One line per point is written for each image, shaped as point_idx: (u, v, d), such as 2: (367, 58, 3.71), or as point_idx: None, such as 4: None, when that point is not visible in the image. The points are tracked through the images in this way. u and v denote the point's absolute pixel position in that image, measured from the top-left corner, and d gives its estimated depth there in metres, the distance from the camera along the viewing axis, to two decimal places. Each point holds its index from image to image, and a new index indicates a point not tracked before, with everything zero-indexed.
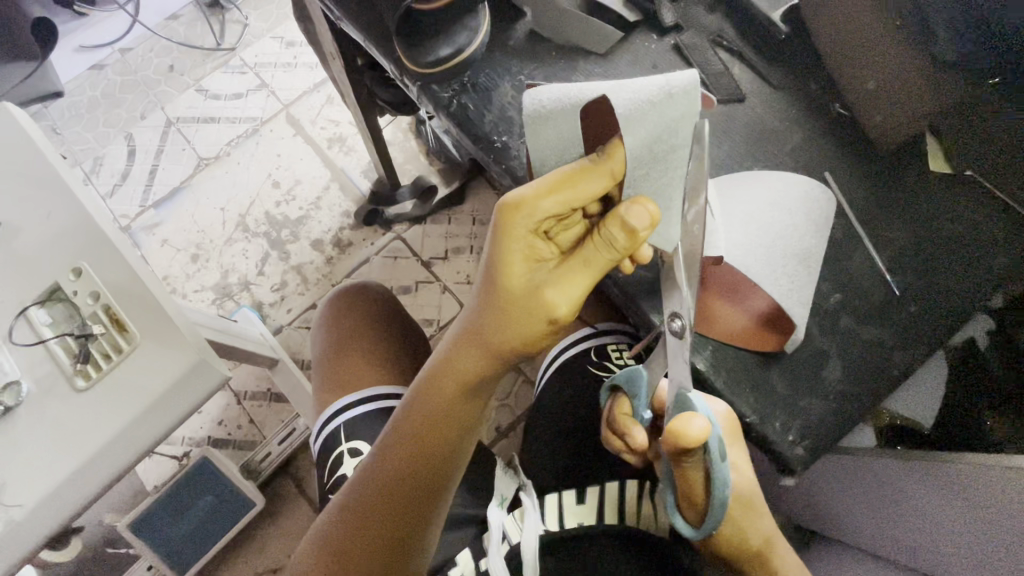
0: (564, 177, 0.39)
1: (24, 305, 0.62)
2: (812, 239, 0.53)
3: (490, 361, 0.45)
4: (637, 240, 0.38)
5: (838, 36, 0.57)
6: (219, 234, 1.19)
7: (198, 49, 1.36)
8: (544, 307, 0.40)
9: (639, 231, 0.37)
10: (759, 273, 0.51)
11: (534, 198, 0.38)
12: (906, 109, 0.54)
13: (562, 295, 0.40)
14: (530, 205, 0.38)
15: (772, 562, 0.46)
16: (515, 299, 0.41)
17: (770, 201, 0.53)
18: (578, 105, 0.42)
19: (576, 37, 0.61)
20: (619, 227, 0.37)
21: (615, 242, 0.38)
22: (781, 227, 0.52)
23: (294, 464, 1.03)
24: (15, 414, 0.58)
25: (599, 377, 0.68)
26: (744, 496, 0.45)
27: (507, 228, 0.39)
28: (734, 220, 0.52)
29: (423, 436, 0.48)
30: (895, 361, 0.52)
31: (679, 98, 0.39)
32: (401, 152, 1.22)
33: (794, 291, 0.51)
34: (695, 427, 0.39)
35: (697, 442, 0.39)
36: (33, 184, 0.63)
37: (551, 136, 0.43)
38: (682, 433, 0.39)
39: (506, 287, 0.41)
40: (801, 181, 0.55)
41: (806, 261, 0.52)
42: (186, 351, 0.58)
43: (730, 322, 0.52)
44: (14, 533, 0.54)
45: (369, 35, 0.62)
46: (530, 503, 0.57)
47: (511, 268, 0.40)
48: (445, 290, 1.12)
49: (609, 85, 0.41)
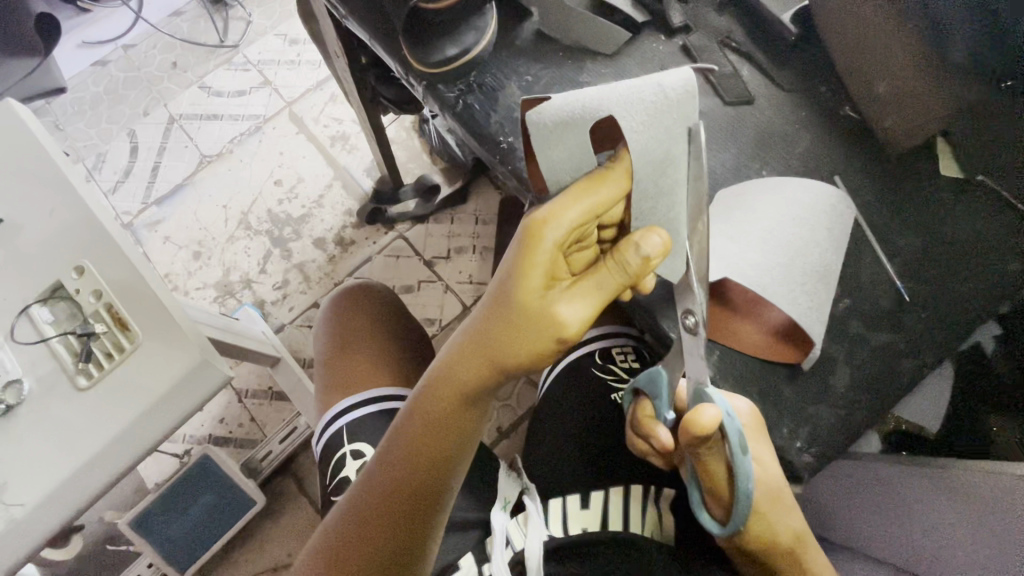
0: (585, 188, 0.38)
1: (26, 303, 0.61)
2: (831, 255, 0.51)
3: (494, 373, 0.44)
4: (650, 267, 0.38)
5: (849, 37, 0.56)
6: (221, 231, 1.19)
7: (201, 45, 1.36)
8: (557, 324, 0.39)
9: (652, 259, 0.37)
10: (773, 290, 0.49)
11: (559, 212, 0.37)
12: (915, 114, 0.53)
13: (574, 312, 0.39)
14: (555, 218, 0.37)
15: (801, 556, 0.45)
16: (528, 314, 0.39)
17: (789, 214, 0.51)
18: (581, 119, 0.40)
19: (583, 38, 0.61)
20: (634, 252, 0.37)
21: (629, 267, 0.38)
22: (802, 243, 0.50)
23: (295, 463, 1.03)
24: (15, 413, 0.58)
25: (605, 380, 0.69)
26: (773, 490, 0.44)
27: (532, 244, 0.38)
28: (752, 234, 0.50)
29: (426, 444, 0.48)
30: (904, 367, 0.52)
31: (677, 103, 0.38)
32: (405, 151, 1.21)
33: (812, 310, 0.49)
34: (706, 417, 0.39)
35: (709, 430, 0.39)
36: (38, 182, 0.62)
37: (557, 159, 0.41)
38: (696, 423, 0.39)
39: (522, 304, 0.39)
40: (830, 194, 0.52)
41: (825, 278, 0.50)
42: (190, 350, 0.57)
43: (744, 335, 0.52)
44: (15, 533, 0.54)
45: (374, 33, 0.62)
46: (534, 508, 0.55)
47: (530, 285, 0.39)
48: (448, 289, 1.12)
49: (605, 93, 0.39)
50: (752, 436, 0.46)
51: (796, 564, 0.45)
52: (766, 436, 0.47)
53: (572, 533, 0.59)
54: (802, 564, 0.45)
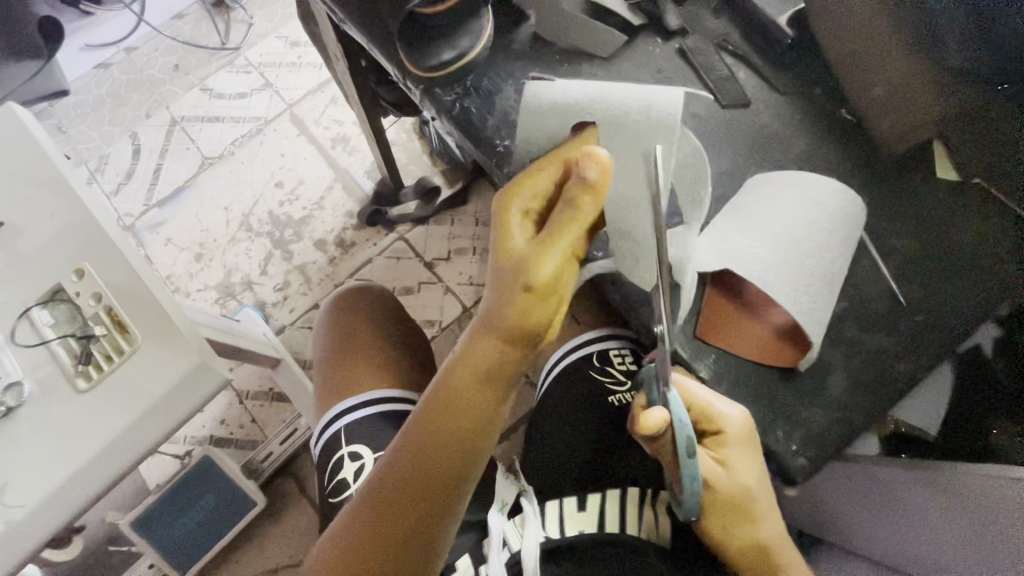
0: (540, 161, 0.46)
1: (27, 305, 0.62)
2: (837, 261, 0.51)
3: (508, 349, 0.45)
4: (592, 185, 0.41)
5: (846, 40, 0.56)
6: (222, 233, 1.19)
7: (203, 48, 1.37)
8: (526, 269, 0.42)
9: (592, 176, 0.41)
10: (778, 288, 0.49)
11: (517, 182, 0.45)
12: (913, 114, 0.53)
13: (542, 257, 0.41)
14: (515, 188, 0.44)
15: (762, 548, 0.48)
16: (505, 269, 0.43)
17: (803, 214, 0.51)
18: (576, 108, 0.47)
19: (579, 40, 0.61)
20: (575, 177, 0.41)
21: (575, 195, 0.41)
22: (813, 246, 0.50)
23: (295, 464, 1.03)
24: (16, 415, 0.58)
25: (601, 382, 0.69)
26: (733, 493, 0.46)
27: (501, 213, 0.44)
28: (766, 230, 0.50)
29: (439, 429, 0.47)
30: (902, 370, 0.51)
31: (659, 116, 0.44)
32: (405, 153, 1.22)
33: (815, 312, 0.49)
34: (650, 418, 0.42)
35: (651, 431, 0.42)
36: (38, 185, 0.63)
37: (551, 126, 0.48)
38: (642, 420, 0.43)
39: (500, 262, 0.43)
40: (836, 197, 0.52)
41: (829, 283, 0.51)
42: (189, 353, 0.58)
43: (750, 335, 0.52)
44: (15, 535, 0.54)
45: (372, 37, 0.62)
46: (531, 510, 0.56)
47: (503, 245, 0.44)
48: (448, 291, 1.12)
49: (608, 93, 0.46)
50: (735, 447, 0.46)
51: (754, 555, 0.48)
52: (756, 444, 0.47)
53: (569, 534, 0.58)
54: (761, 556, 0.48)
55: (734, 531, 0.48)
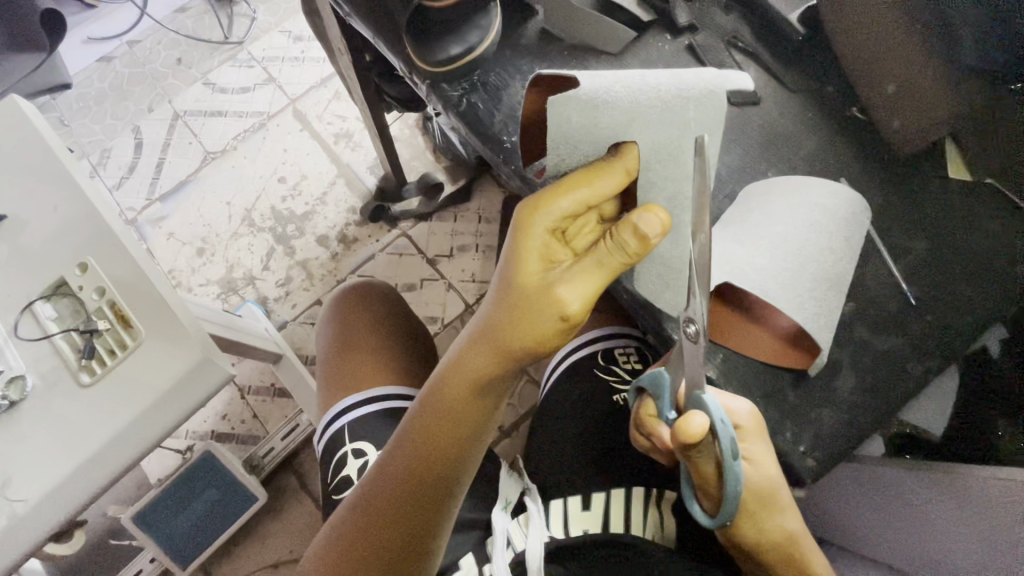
0: (577, 176, 0.39)
1: (30, 298, 0.62)
2: (845, 264, 0.50)
3: (505, 360, 0.44)
4: (649, 247, 0.37)
5: (859, 41, 0.55)
6: (225, 227, 1.19)
7: (207, 41, 1.36)
8: (557, 304, 0.39)
9: (650, 238, 0.36)
10: (782, 298, 0.47)
11: (549, 198, 0.39)
12: (928, 114, 0.52)
13: (575, 293, 0.39)
14: (546, 206, 0.39)
15: (796, 555, 0.45)
16: (530, 295, 0.40)
17: (806, 219, 0.50)
18: (600, 108, 0.40)
19: (587, 36, 0.60)
20: (629, 232, 0.36)
21: (626, 246, 0.37)
22: (818, 249, 0.49)
23: (296, 459, 1.03)
24: (18, 409, 0.58)
25: (605, 380, 0.69)
26: (764, 491, 0.44)
27: (525, 228, 0.39)
28: (762, 239, 0.49)
29: (433, 432, 0.48)
30: (909, 371, 0.51)
31: (695, 113, 0.37)
32: (409, 148, 1.21)
33: (822, 316, 0.48)
34: (693, 425, 0.39)
35: (697, 438, 0.39)
36: (42, 178, 0.62)
37: (574, 122, 0.41)
38: (685, 430, 0.39)
39: (521, 286, 0.40)
40: (850, 199, 0.51)
41: (836, 286, 0.49)
42: (192, 347, 0.57)
43: (756, 340, 0.51)
44: (17, 529, 0.54)
45: (378, 32, 0.61)
46: (535, 509, 0.56)
47: (526, 267, 0.40)
48: (450, 288, 1.12)
49: (636, 88, 0.39)
50: (750, 440, 0.45)
51: (789, 562, 0.45)
52: (766, 435, 0.46)
53: (573, 534, 0.58)
54: (797, 563, 0.45)
55: (766, 529, 0.44)
